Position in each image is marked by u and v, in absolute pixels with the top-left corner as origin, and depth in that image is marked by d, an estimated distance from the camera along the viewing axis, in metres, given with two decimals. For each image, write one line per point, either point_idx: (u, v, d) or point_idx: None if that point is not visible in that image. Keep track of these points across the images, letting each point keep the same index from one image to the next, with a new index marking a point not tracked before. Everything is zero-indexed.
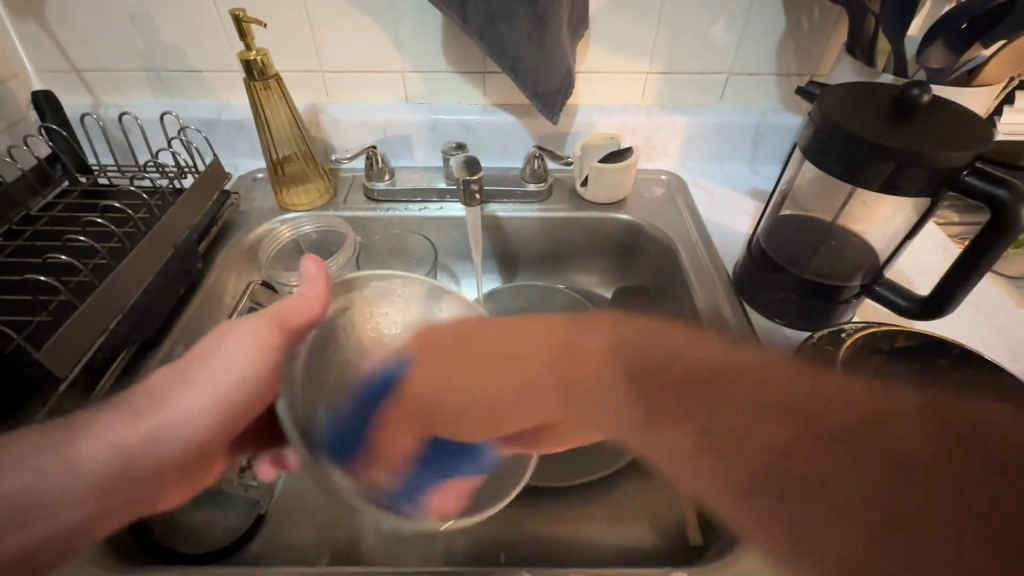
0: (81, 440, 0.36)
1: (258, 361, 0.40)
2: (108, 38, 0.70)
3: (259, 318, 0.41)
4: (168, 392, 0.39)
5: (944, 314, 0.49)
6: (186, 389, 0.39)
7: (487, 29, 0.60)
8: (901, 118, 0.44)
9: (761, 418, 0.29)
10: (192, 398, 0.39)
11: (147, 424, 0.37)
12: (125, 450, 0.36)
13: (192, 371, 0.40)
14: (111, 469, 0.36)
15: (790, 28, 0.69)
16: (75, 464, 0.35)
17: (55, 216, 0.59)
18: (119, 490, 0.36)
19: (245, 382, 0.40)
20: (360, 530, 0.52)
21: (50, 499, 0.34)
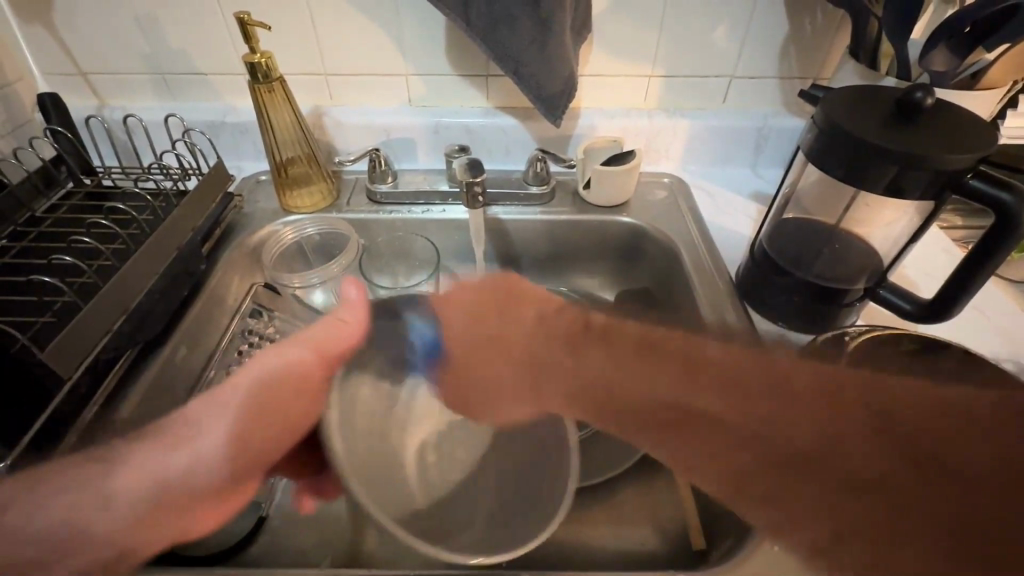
0: (115, 472, 0.37)
1: (294, 377, 0.45)
2: (114, 41, 0.70)
3: (295, 344, 0.46)
4: (201, 421, 0.42)
5: (949, 318, 0.49)
6: (220, 414, 0.42)
7: (490, 33, 0.60)
8: (904, 121, 0.44)
9: (760, 416, 0.32)
10: (224, 424, 0.42)
11: (181, 453, 0.40)
12: (162, 475, 0.38)
13: (225, 396, 0.43)
14: (144, 498, 0.37)
15: (792, 32, 0.69)
16: (110, 496, 0.36)
17: (60, 217, 0.59)
18: (158, 517, 0.37)
19: (280, 400, 0.44)
20: (362, 532, 0.52)
21: (88, 534, 0.35)
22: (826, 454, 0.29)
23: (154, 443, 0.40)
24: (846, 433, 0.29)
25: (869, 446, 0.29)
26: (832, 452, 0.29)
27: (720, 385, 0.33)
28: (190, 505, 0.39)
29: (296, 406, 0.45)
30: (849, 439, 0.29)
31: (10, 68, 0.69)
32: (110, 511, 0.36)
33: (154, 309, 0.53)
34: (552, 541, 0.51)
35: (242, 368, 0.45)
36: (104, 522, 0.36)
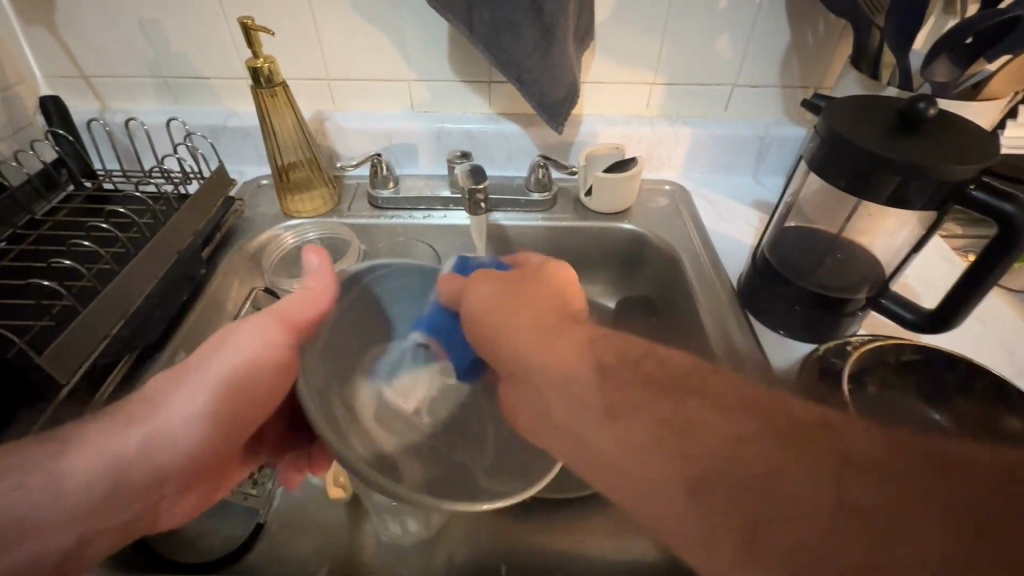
0: (69, 455, 0.36)
1: (267, 360, 0.44)
2: (116, 44, 0.70)
3: (267, 319, 0.44)
4: (164, 400, 0.40)
5: (951, 327, 0.49)
6: (187, 398, 0.41)
7: (493, 39, 0.60)
8: (905, 131, 0.44)
9: (718, 414, 0.32)
10: (190, 406, 0.41)
11: (142, 433, 0.39)
12: (120, 459, 0.38)
13: (194, 374, 0.42)
14: (101, 483, 0.37)
15: (794, 41, 0.69)
16: (64, 481, 0.36)
17: (59, 220, 0.59)
18: (115, 500, 0.38)
19: (246, 385, 0.43)
20: (361, 541, 0.51)
21: (37, 521, 0.34)
22: (788, 460, 0.29)
23: (114, 422, 0.38)
24: (814, 440, 0.29)
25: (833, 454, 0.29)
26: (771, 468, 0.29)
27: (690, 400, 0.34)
28: (142, 491, 0.39)
29: (264, 389, 0.44)
30: (810, 444, 0.29)
31: (12, 71, 0.69)
32: (61, 495, 0.35)
33: (153, 314, 0.53)
34: (552, 550, 0.50)
35: (213, 343, 0.44)
36: (56, 505, 0.35)
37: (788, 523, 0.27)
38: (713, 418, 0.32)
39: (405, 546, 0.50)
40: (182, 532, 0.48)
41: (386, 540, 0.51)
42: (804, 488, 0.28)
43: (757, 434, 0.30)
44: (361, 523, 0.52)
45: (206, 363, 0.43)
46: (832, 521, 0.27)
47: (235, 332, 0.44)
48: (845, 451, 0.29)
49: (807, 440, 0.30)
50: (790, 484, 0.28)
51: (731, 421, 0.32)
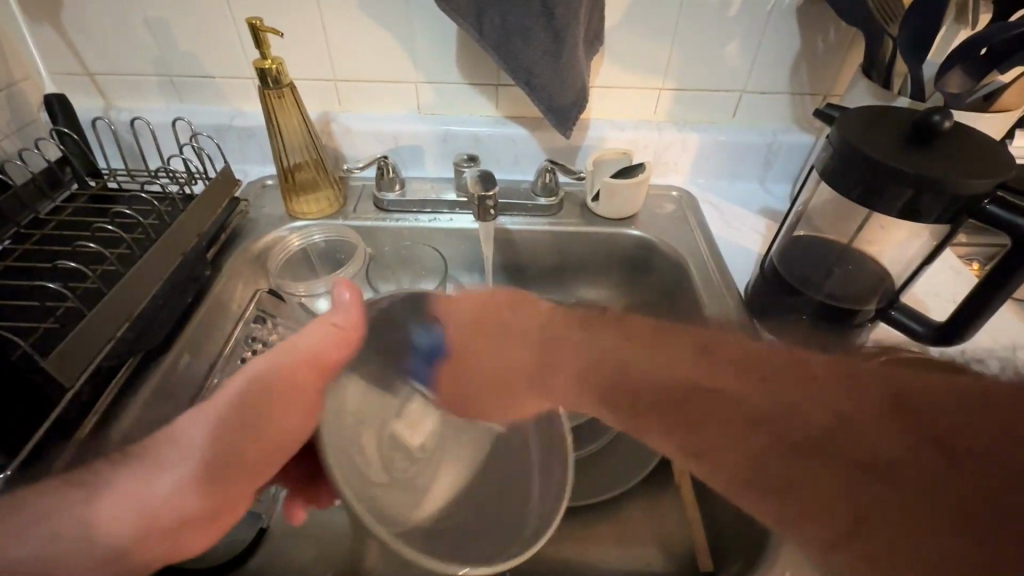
0: (101, 499, 0.37)
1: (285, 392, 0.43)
2: (122, 43, 0.70)
3: (287, 357, 0.44)
4: (183, 436, 0.41)
5: (962, 341, 0.48)
6: (198, 431, 0.41)
7: (503, 44, 0.60)
8: (919, 143, 0.44)
9: (787, 445, 0.28)
10: (213, 446, 0.41)
11: (168, 476, 0.39)
12: (149, 501, 0.38)
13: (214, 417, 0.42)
14: (133, 525, 0.38)
15: (805, 47, 0.68)
16: (95, 523, 0.36)
17: (64, 220, 0.59)
18: (149, 540, 0.38)
19: (259, 406, 0.43)
20: (365, 547, 0.51)
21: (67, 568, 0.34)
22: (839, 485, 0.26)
23: (143, 468, 0.39)
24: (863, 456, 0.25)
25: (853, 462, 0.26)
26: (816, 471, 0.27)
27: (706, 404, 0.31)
28: (169, 531, 0.39)
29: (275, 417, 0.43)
30: (829, 453, 0.26)
31: (17, 68, 0.69)
32: (94, 540, 0.36)
33: (158, 316, 0.52)
34: (557, 560, 0.50)
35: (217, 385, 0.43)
36: (88, 549, 0.36)
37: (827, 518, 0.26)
38: (779, 455, 0.28)
39: (409, 552, 0.50)
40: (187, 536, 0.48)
41: (391, 546, 0.51)
42: (846, 498, 0.26)
43: (822, 432, 0.26)
44: (365, 528, 0.52)
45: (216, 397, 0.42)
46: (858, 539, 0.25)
47: (250, 373, 0.44)
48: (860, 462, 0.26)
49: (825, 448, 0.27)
50: (850, 508, 0.25)
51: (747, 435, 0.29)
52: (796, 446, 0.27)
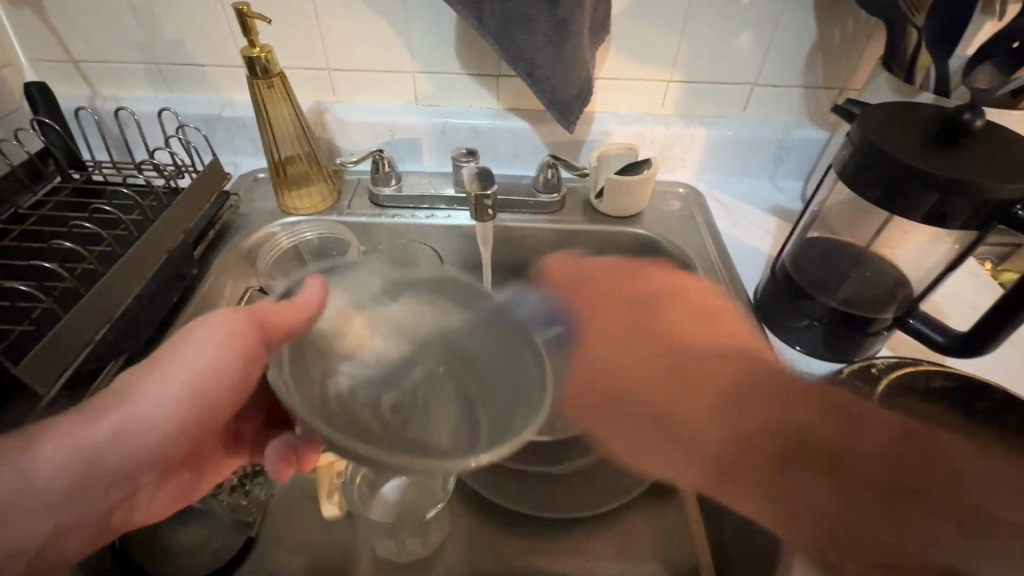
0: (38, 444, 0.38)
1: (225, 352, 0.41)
2: (106, 29, 0.67)
3: (240, 310, 0.41)
4: (134, 396, 0.40)
5: (984, 352, 0.46)
6: (148, 390, 0.41)
7: (504, 31, 0.57)
8: (947, 144, 0.41)
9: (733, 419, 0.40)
10: (156, 392, 0.41)
11: (110, 420, 0.40)
12: (89, 451, 0.39)
13: (161, 360, 0.41)
14: (72, 475, 0.39)
15: (821, 38, 0.65)
16: (30, 470, 0.38)
17: (44, 215, 0.56)
18: (88, 484, 0.40)
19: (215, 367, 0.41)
20: (357, 559, 0.49)
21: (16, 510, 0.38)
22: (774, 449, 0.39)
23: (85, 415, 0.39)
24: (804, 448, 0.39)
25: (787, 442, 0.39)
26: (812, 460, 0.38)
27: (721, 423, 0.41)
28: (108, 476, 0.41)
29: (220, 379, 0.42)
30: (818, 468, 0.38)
31: None
32: (28, 490, 0.38)
33: (141, 318, 0.50)
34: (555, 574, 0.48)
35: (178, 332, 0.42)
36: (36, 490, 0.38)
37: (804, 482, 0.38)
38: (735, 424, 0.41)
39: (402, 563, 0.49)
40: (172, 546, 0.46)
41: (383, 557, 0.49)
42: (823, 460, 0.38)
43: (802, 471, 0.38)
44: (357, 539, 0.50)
45: (175, 360, 0.41)
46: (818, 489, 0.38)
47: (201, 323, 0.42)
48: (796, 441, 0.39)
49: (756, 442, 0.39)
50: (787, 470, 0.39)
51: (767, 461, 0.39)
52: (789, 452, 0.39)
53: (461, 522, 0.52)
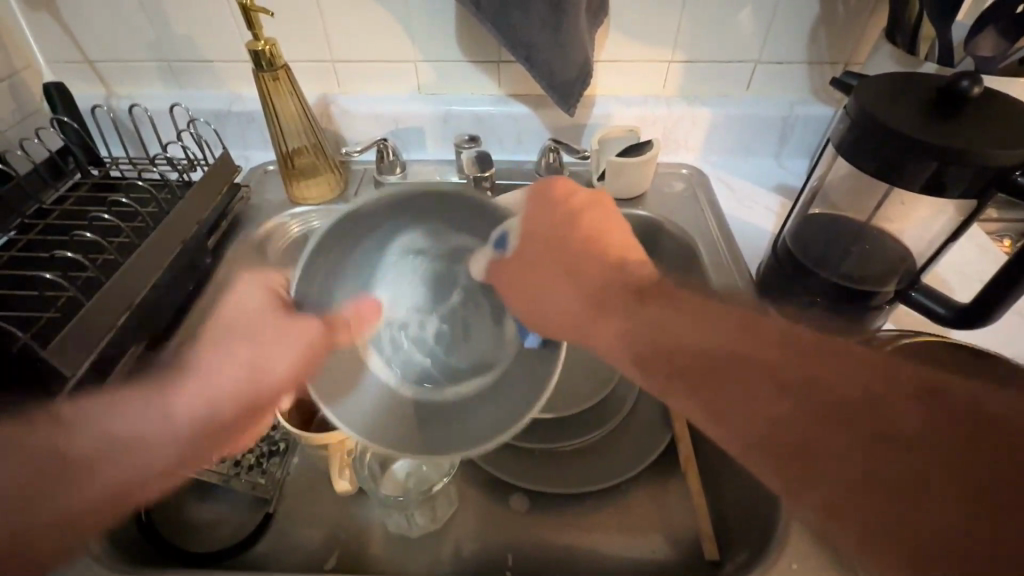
0: None
1: (251, 310, 0.46)
2: (119, 29, 0.69)
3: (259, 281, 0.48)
4: (230, 304, 0.48)
5: (987, 322, 0.46)
6: (246, 291, 0.47)
7: (500, 16, 0.58)
8: (946, 112, 0.41)
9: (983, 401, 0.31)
10: (212, 362, 0.45)
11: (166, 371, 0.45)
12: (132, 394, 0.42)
13: (221, 307, 0.48)
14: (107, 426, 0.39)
15: (823, 12, 0.65)
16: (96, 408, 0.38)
17: (65, 210, 0.59)
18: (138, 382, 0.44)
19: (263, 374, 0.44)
20: (369, 536, 0.50)
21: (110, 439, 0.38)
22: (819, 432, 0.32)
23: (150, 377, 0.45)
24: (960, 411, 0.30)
25: (964, 424, 0.30)
26: (898, 442, 0.30)
27: (893, 406, 0.31)
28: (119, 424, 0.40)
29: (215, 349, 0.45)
30: (963, 439, 0.30)
31: (15, 57, 0.69)
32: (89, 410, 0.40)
33: (157, 307, 0.53)
34: (559, 547, 0.49)
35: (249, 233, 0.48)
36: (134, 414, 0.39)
37: (889, 439, 0.31)
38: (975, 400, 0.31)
39: (411, 537, 0.50)
40: (192, 518, 0.50)
41: (393, 535, 0.50)
42: (911, 458, 0.30)
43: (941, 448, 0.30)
44: (371, 515, 0.51)
45: (228, 304, 0.48)
46: (947, 440, 0.30)
47: (238, 291, 0.48)
48: (845, 394, 0.32)
49: (962, 421, 0.30)
50: None
51: (946, 444, 0.30)
52: (937, 415, 0.31)
53: (469, 499, 0.53)
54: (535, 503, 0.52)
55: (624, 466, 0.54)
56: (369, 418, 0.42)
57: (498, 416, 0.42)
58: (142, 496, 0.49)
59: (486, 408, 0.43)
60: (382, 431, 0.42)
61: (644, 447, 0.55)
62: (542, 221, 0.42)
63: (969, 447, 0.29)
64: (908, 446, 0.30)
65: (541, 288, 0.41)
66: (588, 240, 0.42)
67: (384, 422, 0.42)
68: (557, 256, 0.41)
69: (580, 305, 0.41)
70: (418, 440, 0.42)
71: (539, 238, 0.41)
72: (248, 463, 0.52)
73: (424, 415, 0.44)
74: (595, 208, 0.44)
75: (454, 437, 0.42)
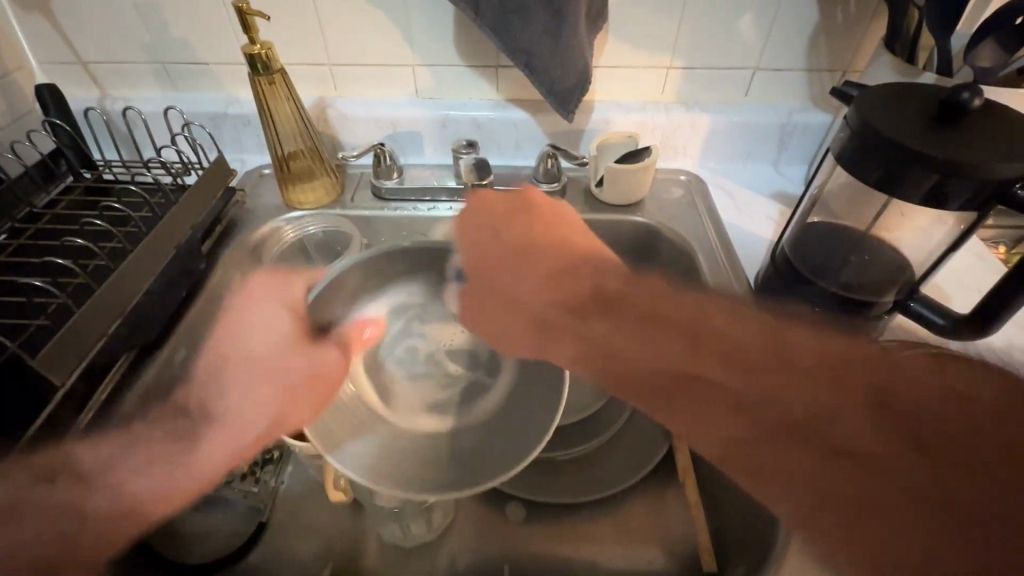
0: None
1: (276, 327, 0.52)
2: (113, 31, 0.68)
3: (272, 278, 0.56)
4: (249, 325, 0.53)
5: (987, 334, 0.46)
6: (265, 298, 0.54)
7: (499, 22, 0.57)
8: (946, 124, 0.40)
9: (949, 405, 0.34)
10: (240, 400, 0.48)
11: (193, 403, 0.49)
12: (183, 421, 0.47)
13: (242, 323, 0.54)
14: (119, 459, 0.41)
15: (823, 20, 0.65)
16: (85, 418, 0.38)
17: (57, 213, 0.58)
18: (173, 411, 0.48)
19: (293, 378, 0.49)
20: (364, 546, 0.50)
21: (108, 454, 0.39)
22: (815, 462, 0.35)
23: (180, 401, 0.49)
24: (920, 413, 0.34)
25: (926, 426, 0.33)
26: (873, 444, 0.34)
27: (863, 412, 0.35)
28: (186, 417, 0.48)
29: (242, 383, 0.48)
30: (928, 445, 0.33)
31: (8, 57, 0.68)
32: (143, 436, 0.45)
33: (150, 313, 0.52)
34: (555, 558, 0.49)
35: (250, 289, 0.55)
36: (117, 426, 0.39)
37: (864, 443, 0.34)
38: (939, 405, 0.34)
39: (406, 547, 0.49)
40: (185, 527, 0.50)
41: (388, 546, 0.49)
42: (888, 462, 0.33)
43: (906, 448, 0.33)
44: (366, 524, 0.51)
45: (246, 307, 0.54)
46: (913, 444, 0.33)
47: (250, 292, 0.56)
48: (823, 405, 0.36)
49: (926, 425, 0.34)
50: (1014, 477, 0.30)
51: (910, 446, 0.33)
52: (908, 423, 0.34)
53: (465, 509, 0.52)
54: (532, 512, 0.52)
55: (622, 476, 0.53)
56: (380, 458, 0.46)
57: (525, 425, 0.48)
58: None
59: (508, 451, 0.46)
60: (389, 470, 0.45)
61: (643, 456, 0.55)
62: (490, 248, 0.57)
63: (941, 453, 0.32)
64: (882, 449, 0.33)
65: (532, 324, 0.52)
66: (546, 255, 0.54)
67: (396, 462, 0.46)
68: (516, 271, 0.55)
69: (557, 334, 0.51)
70: (445, 473, 0.46)
71: (483, 267, 0.57)
72: (242, 472, 0.51)
73: (452, 449, 0.49)
74: (558, 221, 0.56)
75: (486, 470, 0.45)
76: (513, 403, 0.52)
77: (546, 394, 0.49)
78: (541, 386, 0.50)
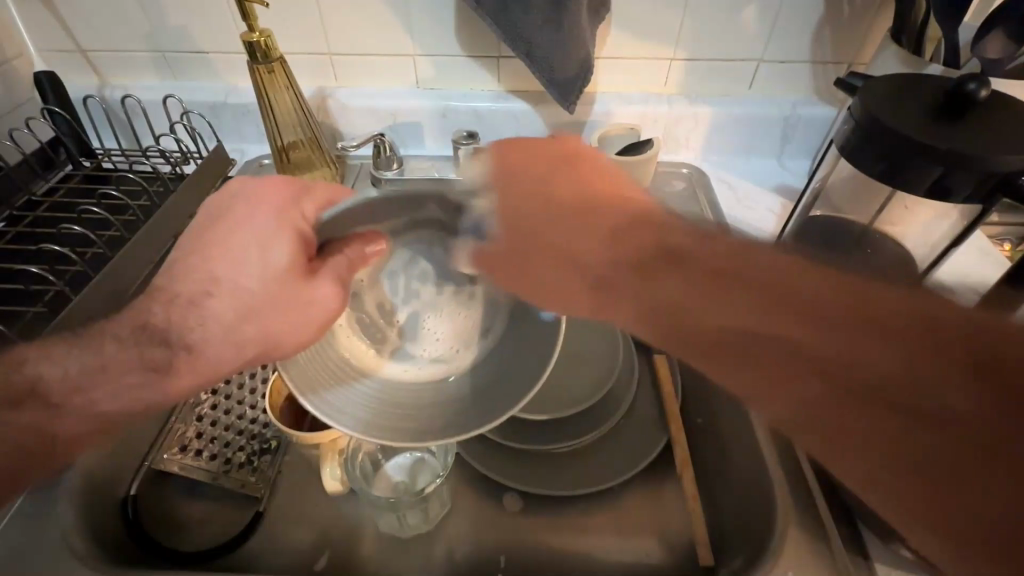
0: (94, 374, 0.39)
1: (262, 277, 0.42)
2: (112, 19, 0.68)
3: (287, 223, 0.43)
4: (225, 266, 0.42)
5: None
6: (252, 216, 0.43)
7: (499, 12, 0.57)
8: (952, 115, 0.40)
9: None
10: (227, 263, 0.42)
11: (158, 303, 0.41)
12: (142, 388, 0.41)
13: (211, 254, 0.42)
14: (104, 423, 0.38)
15: (827, 12, 0.64)
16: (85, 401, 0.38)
17: (55, 201, 0.58)
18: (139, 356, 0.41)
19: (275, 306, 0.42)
20: (361, 536, 0.50)
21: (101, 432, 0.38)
22: (850, 411, 0.27)
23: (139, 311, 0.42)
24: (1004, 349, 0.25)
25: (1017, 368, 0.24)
26: (934, 401, 0.25)
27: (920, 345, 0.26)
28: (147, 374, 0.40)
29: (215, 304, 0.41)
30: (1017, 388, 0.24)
31: (8, 45, 0.68)
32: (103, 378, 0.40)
33: None
34: (552, 550, 0.49)
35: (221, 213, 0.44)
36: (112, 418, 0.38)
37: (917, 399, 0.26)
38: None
39: (403, 537, 0.49)
40: (181, 515, 0.50)
41: (386, 537, 0.49)
42: (950, 420, 0.25)
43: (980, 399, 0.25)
44: (363, 515, 0.51)
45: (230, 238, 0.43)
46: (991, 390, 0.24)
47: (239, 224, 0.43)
48: (857, 353, 0.28)
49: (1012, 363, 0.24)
50: None
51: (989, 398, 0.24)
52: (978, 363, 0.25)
53: (463, 501, 0.52)
54: (529, 505, 0.52)
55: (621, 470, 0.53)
56: (360, 411, 0.41)
57: (510, 391, 0.42)
58: (130, 494, 0.49)
59: (507, 384, 0.43)
60: (384, 420, 0.42)
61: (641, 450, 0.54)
62: (509, 199, 0.41)
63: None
64: (948, 401, 0.25)
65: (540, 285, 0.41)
66: (558, 192, 0.40)
67: (380, 415, 0.42)
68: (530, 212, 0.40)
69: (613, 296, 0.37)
70: (440, 423, 0.42)
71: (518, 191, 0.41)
72: (238, 461, 0.52)
73: (448, 399, 0.45)
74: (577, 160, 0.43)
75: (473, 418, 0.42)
76: (512, 357, 0.45)
77: (540, 353, 0.43)
78: (535, 340, 0.45)
